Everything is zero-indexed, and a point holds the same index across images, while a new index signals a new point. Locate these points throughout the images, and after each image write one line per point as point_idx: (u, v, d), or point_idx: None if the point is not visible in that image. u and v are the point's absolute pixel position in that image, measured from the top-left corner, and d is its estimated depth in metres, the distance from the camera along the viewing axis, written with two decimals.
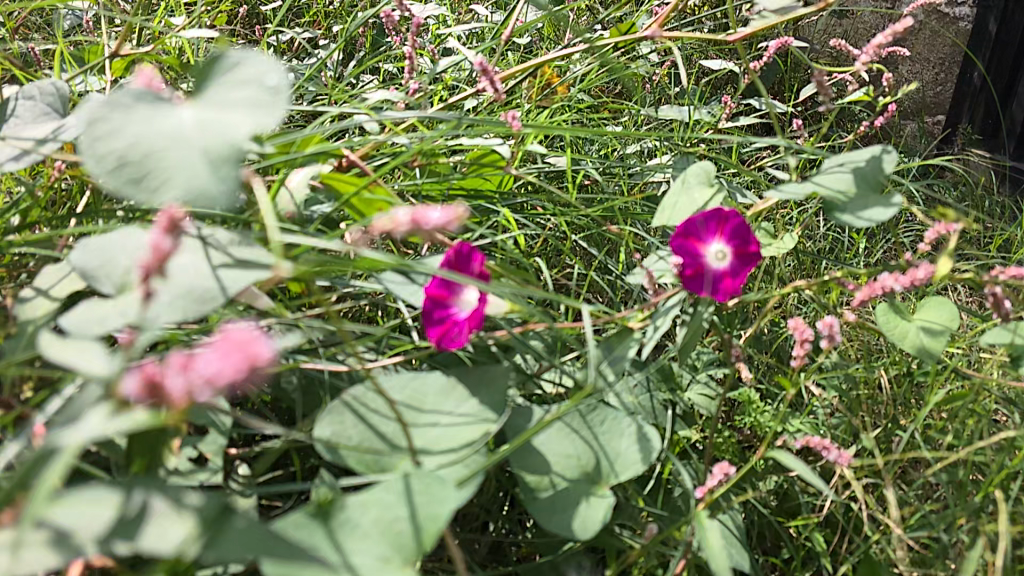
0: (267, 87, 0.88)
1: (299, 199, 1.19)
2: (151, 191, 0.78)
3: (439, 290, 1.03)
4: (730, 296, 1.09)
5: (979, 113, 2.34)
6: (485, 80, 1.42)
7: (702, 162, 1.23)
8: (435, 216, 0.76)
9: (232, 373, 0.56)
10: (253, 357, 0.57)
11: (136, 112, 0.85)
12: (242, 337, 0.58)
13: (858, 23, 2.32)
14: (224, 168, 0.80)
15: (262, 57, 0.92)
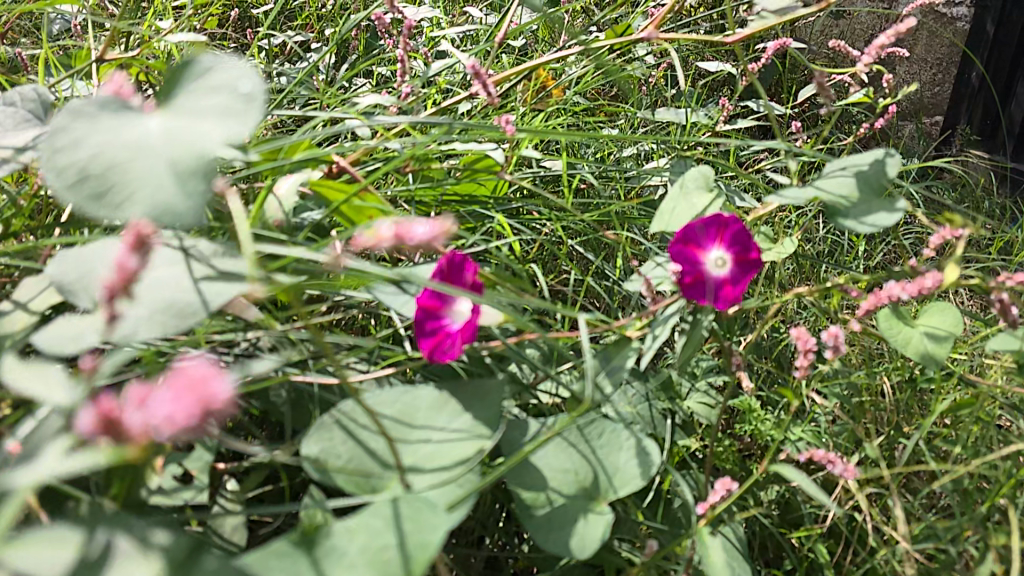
0: (239, 94, 0.87)
1: (288, 207, 1.17)
2: (114, 206, 0.78)
3: (430, 301, 1.00)
4: (731, 303, 1.05)
5: (978, 114, 2.32)
6: (478, 84, 1.39)
7: (701, 166, 1.21)
8: (420, 232, 0.72)
9: (184, 418, 0.54)
10: (207, 398, 0.54)
11: (101, 123, 0.84)
12: (197, 375, 0.55)
13: (855, 23, 2.30)
14: (191, 183, 0.80)
15: (236, 63, 0.91)
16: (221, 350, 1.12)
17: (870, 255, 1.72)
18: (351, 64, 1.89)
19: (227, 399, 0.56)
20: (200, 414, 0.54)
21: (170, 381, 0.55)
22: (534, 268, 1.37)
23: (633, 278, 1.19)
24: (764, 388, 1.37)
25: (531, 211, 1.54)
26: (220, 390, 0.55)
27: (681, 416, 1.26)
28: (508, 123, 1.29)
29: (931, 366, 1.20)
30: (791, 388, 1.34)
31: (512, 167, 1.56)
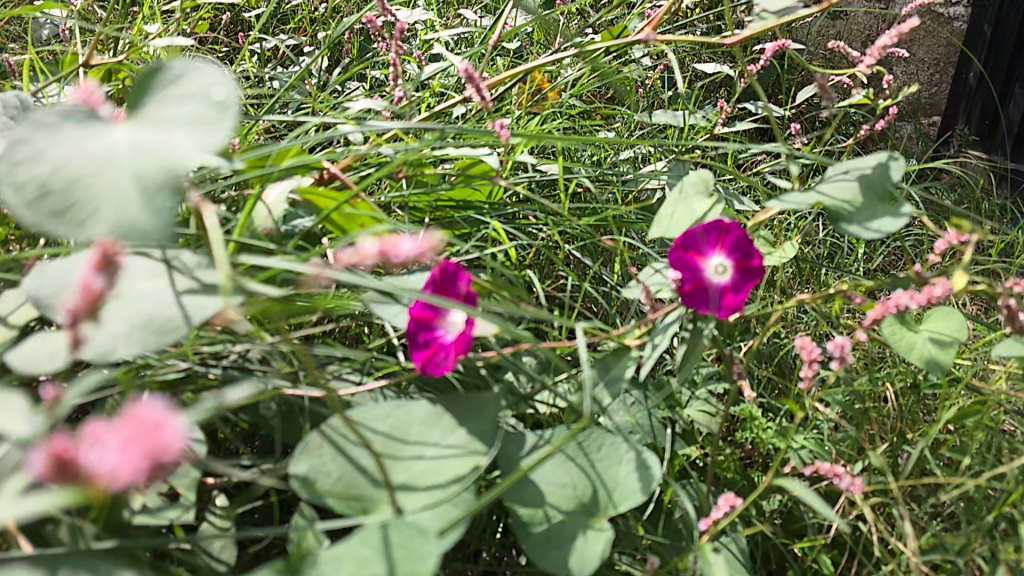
0: (212, 102, 0.85)
1: (277, 215, 1.14)
2: (76, 224, 0.74)
3: (423, 313, 0.97)
4: (732, 311, 1.03)
5: (976, 113, 2.27)
6: (471, 87, 1.37)
7: (700, 170, 1.18)
8: (406, 246, 0.72)
9: (131, 470, 0.54)
10: (157, 449, 0.55)
11: (64, 134, 0.81)
12: (148, 423, 0.55)
13: (852, 24, 2.28)
14: (158, 200, 0.76)
15: (209, 69, 0.88)
16: (209, 362, 1.09)
17: (870, 258, 1.69)
18: (344, 68, 1.87)
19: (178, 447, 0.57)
20: (147, 466, 0.55)
21: (120, 426, 0.56)
22: (530, 274, 1.34)
23: (631, 284, 1.16)
24: (765, 395, 1.34)
25: (527, 216, 1.51)
26: (171, 439, 0.55)
27: (681, 425, 1.24)
28: (502, 127, 1.26)
29: (936, 372, 1.17)
30: (793, 395, 1.32)
31: (507, 171, 1.54)
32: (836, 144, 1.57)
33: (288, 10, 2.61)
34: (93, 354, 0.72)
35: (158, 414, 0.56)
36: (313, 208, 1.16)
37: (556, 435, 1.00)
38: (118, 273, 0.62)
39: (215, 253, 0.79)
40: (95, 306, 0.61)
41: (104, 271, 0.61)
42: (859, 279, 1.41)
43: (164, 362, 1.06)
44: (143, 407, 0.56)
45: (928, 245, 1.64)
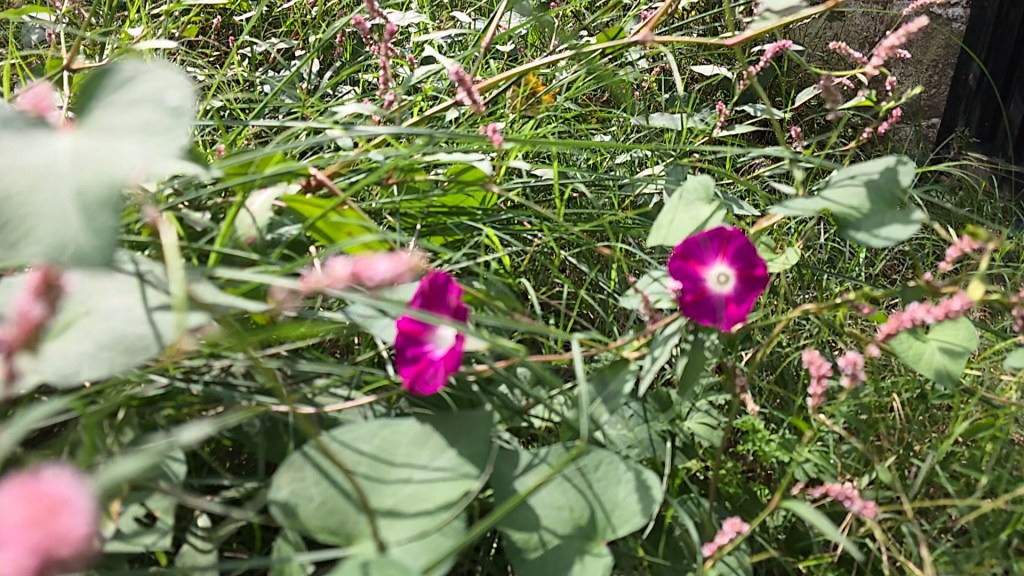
0: (165, 107, 0.79)
1: (261, 223, 1.09)
2: (11, 243, 0.70)
3: (412, 326, 0.92)
4: (735, 322, 0.98)
5: (976, 114, 2.20)
6: (462, 90, 1.33)
7: (700, 176, 1.14)
8: (383, 267, 0.62)
9: (17, 564, 0.44)
10: (51, 539, 0.44)
11: (6, 146, 0.76)
12: (50, 503, 0.45)
13: (850, 25, 2.25)
14: (100, 217, 0.71)
15: (165, 72, 0.83)
16: (190, 378, 1.05)
17: (873, 263, 1.66)
18: (334, 72, 1.83)
19: (86, 535, 0.46)
20: (37, 562, 0.44)
21: (14, 500, 0.45)
22: (525, 282, 1.30)
23: (629, 294, 1.12)
24: (767, 406, 1.30)
25: (522, 221, 1.47)
26: (72, 528, 0.45)
27: (683, 438, 1.19)
28: (495, 132, 1.22)
29: (945, 383, 1.13)
30: (797, 407, 1.28)
31: (501, 176, 1.50)
32: (838, 148, 1.53)
33: (280, 13, 2.57)
34: (55, 375, 0.67)
35: (62, 490, 0.46)
36: (298, 215, 1.11)
37: (552, 454, 0.96)
38: (60, 297, 0.56)
39: (169, 270, 0.76)
40: (33, 337, 0.55)
41: (44, 294, 0.55)
42: (863, 286, 1.37)
43: (142, 379, 1.02)
44: (48, 480, 0.46)
45: (932, 249, 1.60)
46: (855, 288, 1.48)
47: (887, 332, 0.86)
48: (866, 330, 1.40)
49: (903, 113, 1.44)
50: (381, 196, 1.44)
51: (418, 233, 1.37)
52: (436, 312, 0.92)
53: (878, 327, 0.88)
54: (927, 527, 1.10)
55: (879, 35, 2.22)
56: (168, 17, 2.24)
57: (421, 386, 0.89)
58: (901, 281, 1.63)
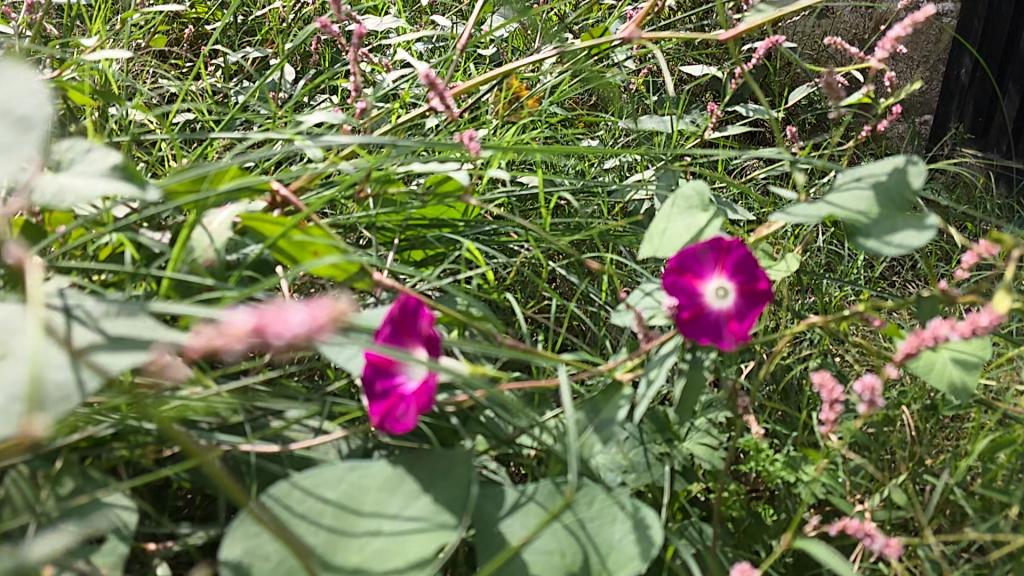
0: (14, 118, 0.71)
1: (220, 244, 1.02)
2: None
3: (381, 356, 0.83)
4: (738, 340, 0.90)
5: (969, 110, 2.14)
6: (434, 96, 1.24)
7: (695, 180, 1.04)
8: (296, 318, 0.48)
9: None
10: None
11: None
12: None
13: (840, 22, 2.18)
14: None
15: (10, 71, 0.73)
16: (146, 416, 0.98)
17: (874, 267, 1.59)
18: (307, 80, 1.74)
19: None
20: None
21: None
22: (510, 298, 1.21)
23: (620, 309, 1.04)
24: (770, 422, 1.23)
25: (507, 232, 1.39)
26: None
27: (680, 462, 1.12)
28: (472, 140, 1.13)
29: (961, 395, 1.06)
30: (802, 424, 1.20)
31: (484, 185, 1.41)
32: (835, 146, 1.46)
33: (255, 19, 2.48)
34: None
35: None
36: (258, 235, 1.03)
37: (540, 491, 0.88)
38: None
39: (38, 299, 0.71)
40: None
41: None
42: (870, 292, 1.30)
43: (94, 420, 0.95)
44: None
45: (935, 251, 1.53)
46: (858, 293, 1.41)
47: (909, 352, 0.78)
48: (872, 338, 1.33)
49: (902, 111, 1.37)
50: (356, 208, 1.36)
51: (396, 248, 1.29)
52: (407, 341, 0.84)
53: (898, 346, 0.81)
54: (947, 552, 1.02)
55: (869, 32, 2.18)
56: (137, 28, 2.16)
57: (392, 423, 0.81)
58: (905, 283, 1.56)
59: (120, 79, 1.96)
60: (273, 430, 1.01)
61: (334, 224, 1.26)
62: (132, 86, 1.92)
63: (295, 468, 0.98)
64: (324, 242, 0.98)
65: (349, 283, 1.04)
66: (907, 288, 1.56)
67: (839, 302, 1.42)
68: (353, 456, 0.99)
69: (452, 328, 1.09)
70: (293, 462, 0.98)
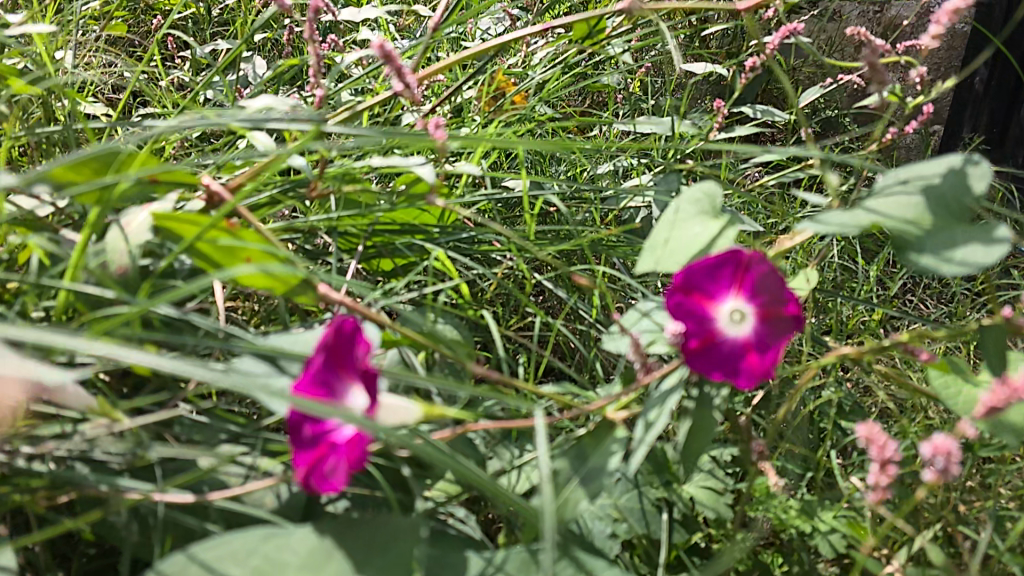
0: None
1: (135, 248, 0.83)
2: None
3: (310, 392, 0.65)
4: (760, 378, 0.73)
5: (984, 118, 1.96)
6: (389, 72, 0.96)
7: (707, 181, 0.86)
8: None
9: None
10: None
11: None
12: None
13: (845, 28, 2.01)
14: None
15: None
16: (39, 454, 0.79)
17: (887, 285, 1.45)
18: (270, 71, 1.58)
19: None
20: None
21: None
22: (487, 317, 1.05)
23: (614, 333, 0.87)
24: (784, 461, 1.06)
25: (488, 240, 1.22)
26: None
27: (680, 510, 0.95)
28: (439, 128, 0.96)
29: (1008, 434, 0.88)
30: (823, 465, 1.04)
31: (462, 187, 1.25)
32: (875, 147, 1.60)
33: (229, 9, 2.31)
34: None
35: None
36: (175, 236, 0.84)
37: (511, 560, 0.72)
38: None
39: None
40: None
41: None
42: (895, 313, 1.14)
43: None
44: None
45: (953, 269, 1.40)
46: (876, 314, 1.26)
47: (1001, 398, 0.64)
48: (896, 367, 1.17)
49: (930, 110, 1.22)
50: (314, 209, 1.20)
51: (358, 256, 1.12)
52: (342, 374, 0.67)
53: (981, 398, 0.66)
54: None
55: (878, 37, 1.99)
56: (94, 14, 1.98)
57: (319, 480, 0.64)
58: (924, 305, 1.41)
59: (71, 68, 1.78)
60: (196, 471, 0.82)
61: (286, 227, 1.09)
62: (83, 75, 1.74)
63: (217, 522, 0.79)
64: (257, 247, 0.79)
65: (289, 296, 0.85)
66: (925, 311, 1.42)
67: (857, 326, 1.27)
68: (293, 506, 0.80)
69: (416, 350, 0.92)
70: (216, 515, 0.79)
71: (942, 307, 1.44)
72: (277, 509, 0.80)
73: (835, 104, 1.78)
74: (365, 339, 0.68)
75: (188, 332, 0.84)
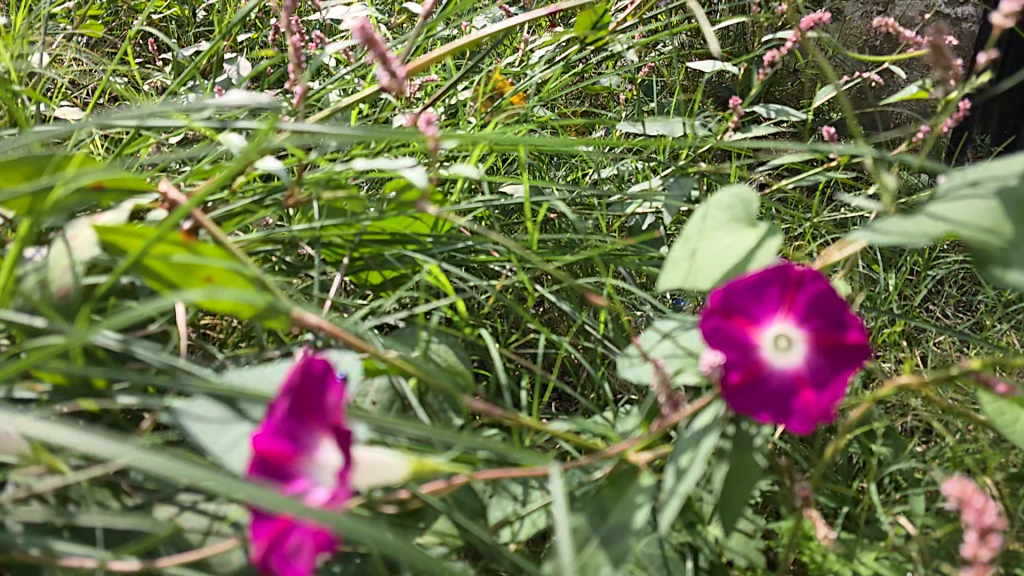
0: None
1: (81, 265, 0.70)
2: None
3: (271, 448, 0.54)
4: (819, 420, 0.63)
5: (994, 120, 1.68)
6: (375, 58, 0.83)
7: (739, 185, 0.75)
8: None
9: None
10: None
11: None
12: None
13: (849, 28, 1.74)
14: None
15: None
16: None
17: (911, 295, 1.34)
18: (250, 70, 1.45)
19: None
20: None
21: None
22: (485, 335, 0.95)
23: (632, 358, 0.76)
24: (818, 494, 0.95)
25: (486, 250, 1.10)
26: None
27: (709, 557, 0.81)
28: (432, 125, 0.82)
29: None
30: (861, 500, 0.92)
31: (457, 193, 1.13)
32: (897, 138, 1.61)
33: (214, 10, 2.18)
34: None
35: None
36: (124, 253, 0.71)
37: None
38: None
39: None
40: None
41: None
42: (929, 328, 1.04)
43: None
44: None
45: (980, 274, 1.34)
46: (902, 325, 1.15)
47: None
48: (933, 387, 1.07)
49: (968, 105, 1.04)
50: (296, 218, 1.08)
51: (343, 269, 1.01)
52: (308, 429, 0.55)
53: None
54: None
55: (880, 39, 1.72)
56: (65, 13, 1.84)
57: (281, 559, 0.56)
58: (948, 318, 1.31)
59: (36, 68, 1.64)
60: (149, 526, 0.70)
61: (263, 237, 0.97)
62: (48, 75, 1.60)
63: None
64: (218, 264, 0.66)
65: (258, 321, 0.73)
66: (952, 323, 1.30)
67: (887, 339, 1.15)
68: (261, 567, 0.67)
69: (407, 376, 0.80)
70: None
71: (969, 319, 1.33)
72: (243, 572, 0.67)
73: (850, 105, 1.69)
74: (338, 382, 0.56)
75: (140, 363, 0.72)
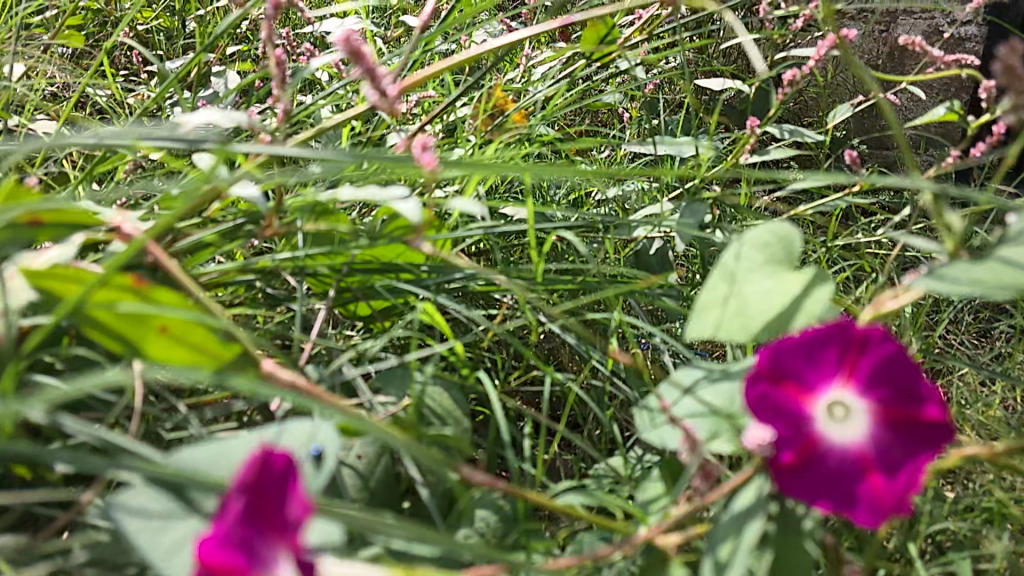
0: None
1: (12, 313, 0.60)
2: None
3: (219, 562, 0.45)
4: (889, 512, 0.55)
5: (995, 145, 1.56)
6: (362, 74, 0.73)
7: (777, 220, 0.65)
8: None
9: None
10: None
11: None
12: None
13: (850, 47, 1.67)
14: None
15: None
16: None
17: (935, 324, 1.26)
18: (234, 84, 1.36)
19: None
20: None
21: None
22: (484, 379, 0.85)
23: (656, 416, 0.66)
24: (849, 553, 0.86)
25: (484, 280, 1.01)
26: None
27: None
28: (428, 150, 0.72)
29: None
30: (898, 563, 0.83)
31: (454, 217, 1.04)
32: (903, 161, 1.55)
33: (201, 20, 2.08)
34: None
35: None
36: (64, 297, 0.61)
37: None
38: None
39: None
40: None
41: None
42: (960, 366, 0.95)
43: None
44: None
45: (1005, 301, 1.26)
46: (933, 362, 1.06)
47: None
48: (970, 430, 0.98)
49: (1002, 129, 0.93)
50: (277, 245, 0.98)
51: (328, 303, 0.91)
52: (263, 541, 0.46)
53: None
54: None
55: (883, 58, 1.65)
56: (42, 23, 1.74)
57: None
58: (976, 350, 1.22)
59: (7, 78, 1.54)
60: None
61: (239, 267, 0.88)
62: (18, 88, 1.49)
63: None
64: (175, 314, 0.56)
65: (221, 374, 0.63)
66: (974, 353, 1.20)
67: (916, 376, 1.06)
68: None
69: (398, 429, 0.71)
70: None
71: (990, 348, 1.23)
72: None
73: (857, 127, 1.63)
74: (296, 482, 0.47)
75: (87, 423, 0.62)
